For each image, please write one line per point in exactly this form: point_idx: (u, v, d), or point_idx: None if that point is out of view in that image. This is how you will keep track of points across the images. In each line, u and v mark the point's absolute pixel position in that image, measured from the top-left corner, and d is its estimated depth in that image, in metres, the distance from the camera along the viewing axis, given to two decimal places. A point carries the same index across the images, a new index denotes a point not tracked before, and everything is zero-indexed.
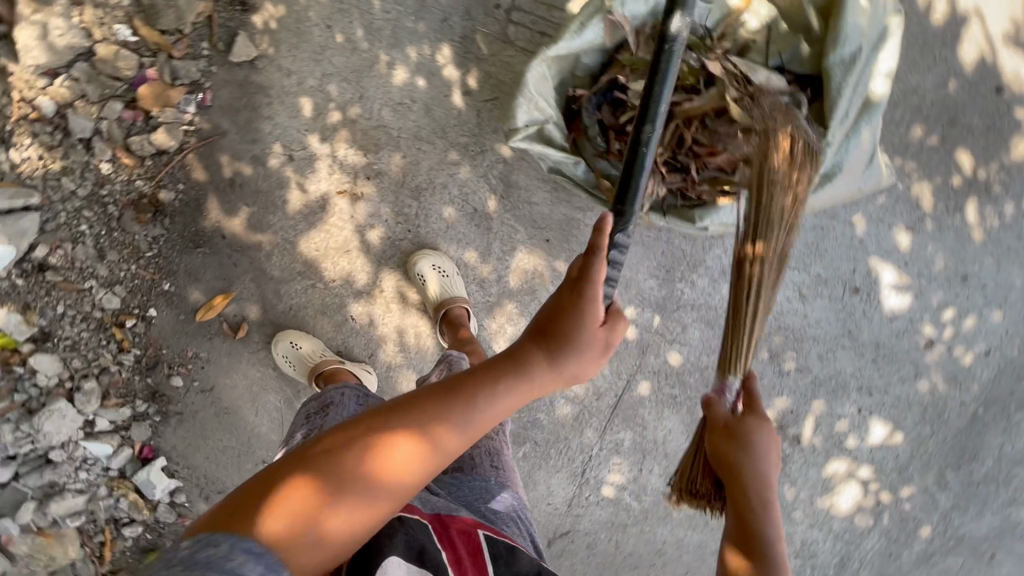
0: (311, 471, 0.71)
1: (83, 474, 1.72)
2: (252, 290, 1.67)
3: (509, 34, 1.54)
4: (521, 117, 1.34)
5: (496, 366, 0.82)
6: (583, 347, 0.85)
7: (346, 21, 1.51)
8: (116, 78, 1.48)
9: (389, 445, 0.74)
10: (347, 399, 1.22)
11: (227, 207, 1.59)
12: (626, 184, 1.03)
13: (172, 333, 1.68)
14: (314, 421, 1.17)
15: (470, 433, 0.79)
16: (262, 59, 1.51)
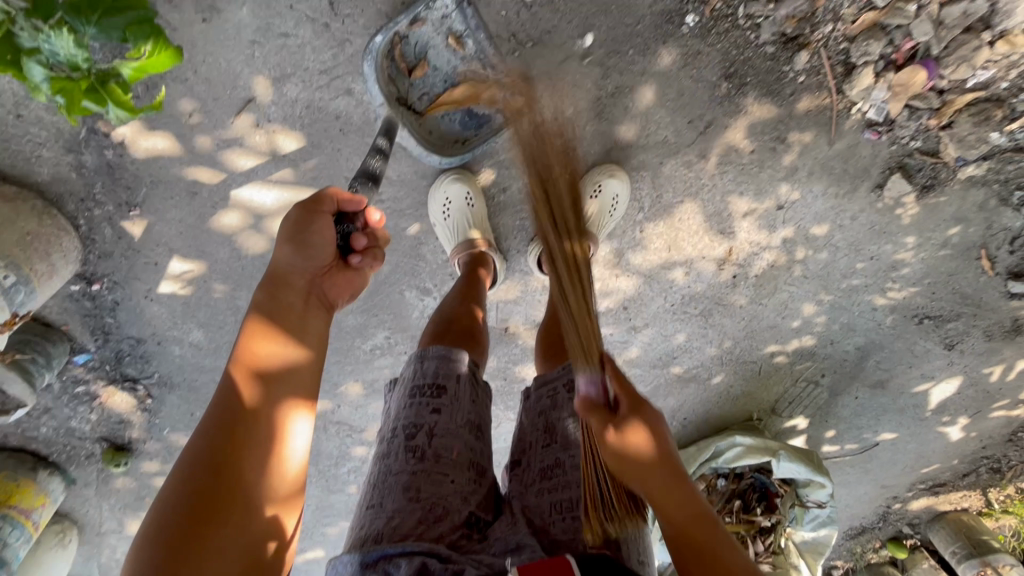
0: (218, 452, 0.73)
1: None
2: (653, 130, 1.30)
3: (801, 383, 1.85)
4: (791, 463, 1.65)
5: (282, 282, 0.86)
6: (321, 216, 0.87)
7: (870, 271, 1.59)
8: (942, 35, 1.21)
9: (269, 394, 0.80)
10: (462, 392, 0.88)
11: (755, 126, 1.31)
12: (465, 275, 1.27)
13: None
14: (414, 413, 0.84)
15: (307, 315, 0.86)
16: (879, 195, 1.44)
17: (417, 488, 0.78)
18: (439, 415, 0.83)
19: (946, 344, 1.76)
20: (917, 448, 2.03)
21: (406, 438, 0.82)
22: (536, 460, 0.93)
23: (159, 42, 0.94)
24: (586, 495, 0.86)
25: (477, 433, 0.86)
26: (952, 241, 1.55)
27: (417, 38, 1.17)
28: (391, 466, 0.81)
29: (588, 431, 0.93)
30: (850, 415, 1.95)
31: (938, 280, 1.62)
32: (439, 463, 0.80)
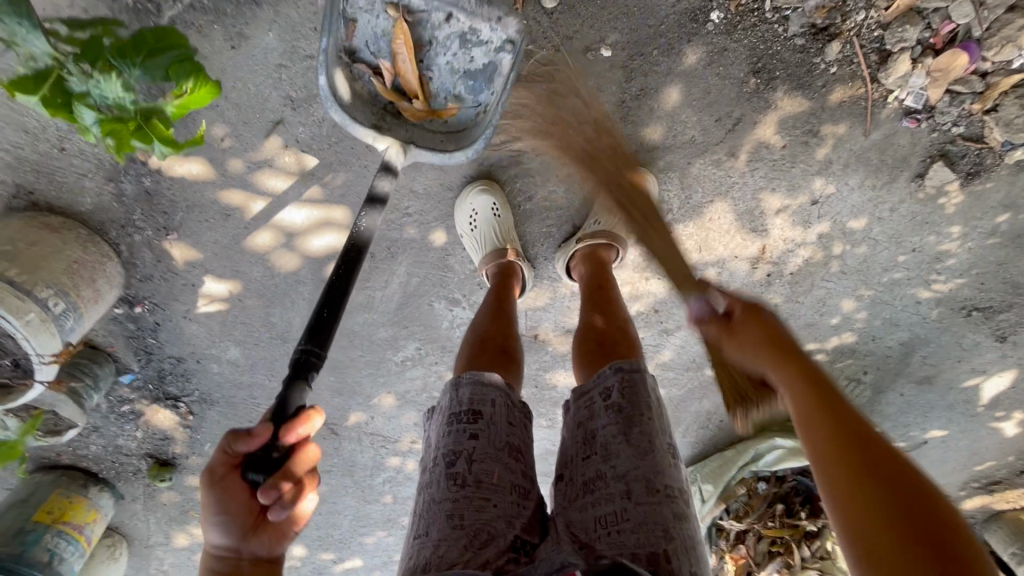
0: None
1: None
2: (680, 131, 1.27)
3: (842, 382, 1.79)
4: None
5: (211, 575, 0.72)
6: (228, 474, 0.74)
7: (912, 263, 1.53)
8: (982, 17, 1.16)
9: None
10: (498, 414, 0.87)
11: (786, 121, 1.27)
12: (495, 288, 1.28)
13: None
14: (454, 439, 0.84)
15: None
16: (919, 185, 1.38)
17: (460, 516, 0.77)
18: (476, 441, 0.83)
19: (996, 336, 1.68)
20: (969, 446, 1.94)
21: (446, 465, 0.82)
22: (578, 474, 0.92)
23: (199, 78, 0.97)
24: (631, 509, 0.85)
25: (516, 455, 0.85)
26: (1000, 229, 1.48)
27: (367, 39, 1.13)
28: (435, 495, 0.81)
29: (629, 439, 0.91)
30: (896, 413, 1.88)
31: (987, 270, 1.55)
32: (480, 489, 0.80)
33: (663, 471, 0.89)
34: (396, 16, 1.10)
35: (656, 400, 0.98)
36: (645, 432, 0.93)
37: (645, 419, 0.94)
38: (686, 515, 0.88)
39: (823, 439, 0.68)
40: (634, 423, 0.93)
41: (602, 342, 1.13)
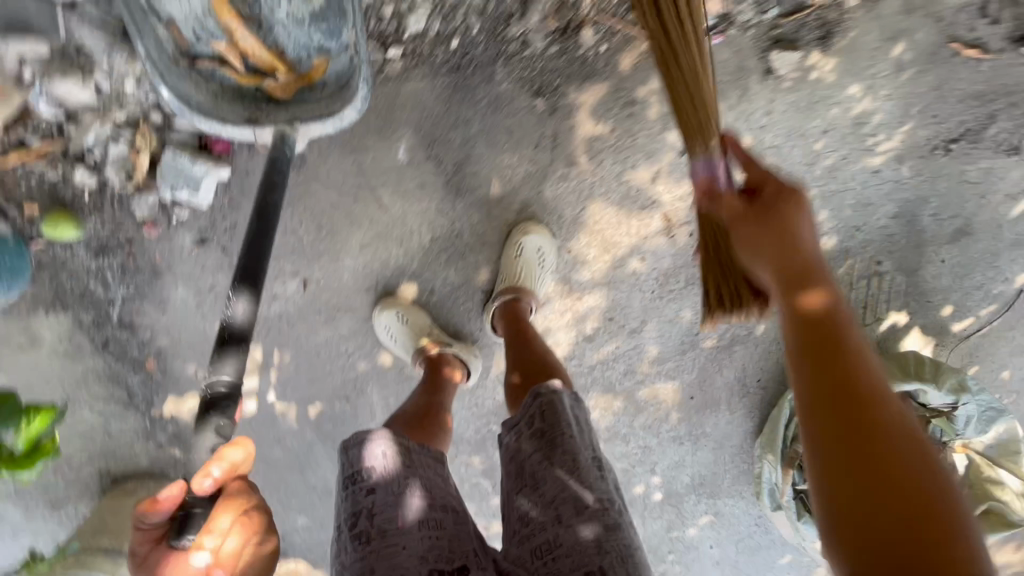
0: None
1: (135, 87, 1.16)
2: (513, 173, 1.34)
3: (860, 282, 1.59)
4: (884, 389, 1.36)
5: None
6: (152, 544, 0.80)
7: (836, 144, 1.38)
8: None
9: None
10: (392, 460, 0.93)
11: (600, 108, 1.28)
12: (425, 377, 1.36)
13: (377, 106, 1.26)
14: (353, 501, 0.91)
15: None
16: (776, 78, 1.29)
17: (371, 572, 0.84)
18: (374, 495, 0.90)
19: (1005, 150, 1.42)
20: None
21: (351, 528, 0.89)
22: (512, 506, 0.94)
23: (37, 409, 1.15)
24: (560, 533, 0.87)
25: (419, 492, 0.91)
26: (907, 60, 1.30)
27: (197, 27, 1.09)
28: (346, 560, 0.88)
29: (553, 462, 0.93)
30: (952, 279, 1.62)
31: (927, 102, 1.35)
32: (387, 539, 0.86)
33: (591, 486, 0.90)
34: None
35: (581, 420, 0.99)
36: (569, 450, 0.93)
37: (569, 437, 0.95)
38: (622, 523, 0.89)
39: (822, 497, 0.62)
40: (556, 444, 0.94)
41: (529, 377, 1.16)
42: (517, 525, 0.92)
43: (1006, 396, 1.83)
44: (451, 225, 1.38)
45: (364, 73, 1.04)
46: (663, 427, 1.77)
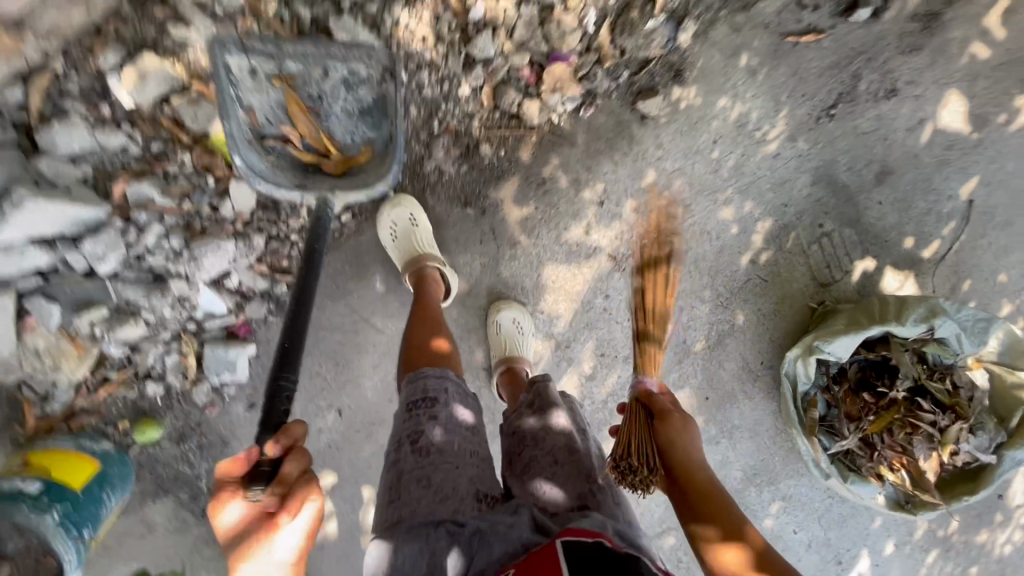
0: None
1: (167, 311, 1.42)
2: (471, 267, 1.59)
3: (812, 247, 1.71)
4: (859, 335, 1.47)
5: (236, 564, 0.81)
6: (226, 495, 0.80)
7: (730, 148, 1.58)
8: (546, 42, 1.37)
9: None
10: (453, 395, 1.09)
11: (519, 194, 1.54)
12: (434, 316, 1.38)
13: (348, 258, 1.55)
14: (416, 420, 1.03)
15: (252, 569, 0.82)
16: (652, 120, 1.51)
17: (425, 479, 0.96)
18: (437, 420, 1.03)
19: (883, 96, 1.58)
20: (1020, 160, 1.70)
21: (411, 443, 1.01)
22: (517, 448, 1.09)
23: None
24: (558, 468, 1.03)
25: (470, 428, 1.06)
26: (756, 65, 1.51)
27: (263, 112, 1.26)
28: (401, 465, 0.99)
29: (545, 422, 1.11)
30: (898, 215, 1.72)
31: (791, 87, 1.54)
32: (444, 455, 0.99)
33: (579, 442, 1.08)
34: (283, 84, 1.24)
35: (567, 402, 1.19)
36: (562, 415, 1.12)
37: (556, 400, 1.15)
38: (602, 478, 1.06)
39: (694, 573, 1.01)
40: (547, 407, 1.14)
41: None
42: (523, 456, 1.07)
43: (1012, 296, 1.84)
44: None
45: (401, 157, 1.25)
46: None
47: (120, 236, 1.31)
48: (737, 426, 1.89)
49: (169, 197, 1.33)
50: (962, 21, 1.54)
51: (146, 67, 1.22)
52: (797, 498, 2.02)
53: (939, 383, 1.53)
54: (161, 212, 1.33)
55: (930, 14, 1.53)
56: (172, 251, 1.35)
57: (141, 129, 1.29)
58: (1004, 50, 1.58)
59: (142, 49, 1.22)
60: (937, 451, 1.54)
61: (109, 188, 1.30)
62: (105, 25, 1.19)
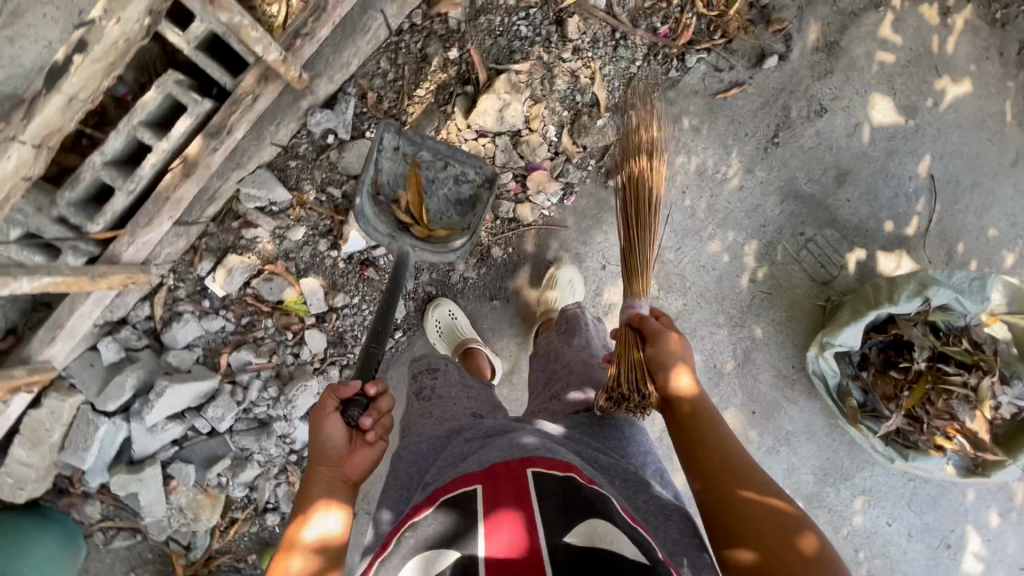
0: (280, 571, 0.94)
1: (273, 449, 1.69)
2: (509, 349, 1.84)
3: (801, 253, 1.89)
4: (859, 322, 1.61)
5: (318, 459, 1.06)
6: (330, 413, 1.06)
7: (698, 193, 1.83)
8: (522, 158, 1.70)
9: (294, 537, 0.99)
10: (450, 369, 1.38)
11: (533, 278, 1.81)
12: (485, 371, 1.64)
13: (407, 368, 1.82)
14: (419, 382, 1.35)
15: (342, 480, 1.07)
16: (626, 190, 1.79)
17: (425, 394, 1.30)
18: (435, 375, 1.35)
19: (816, 116, 1.83)
20: (963, 129, 1.89)
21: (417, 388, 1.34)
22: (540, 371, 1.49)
23: None
24: (573, 376, 1.41)
25: (468, 384, 1.37)
26: (697, 124, 1.80)
27: (388, 180, 1.55)
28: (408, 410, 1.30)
29: (572, 345, 1.49)
30: (869, 205, 1.90)
31: (733, 132, 1.81)
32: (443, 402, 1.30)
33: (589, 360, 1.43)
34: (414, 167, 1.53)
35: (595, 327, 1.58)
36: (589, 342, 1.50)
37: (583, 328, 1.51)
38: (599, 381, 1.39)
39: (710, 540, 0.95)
40: (576, 331, 1.50)
41: None
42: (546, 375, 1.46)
43: (1007, 246, 1.95)
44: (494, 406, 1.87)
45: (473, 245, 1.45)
46: (750, 448, 1.98)
47: (230, 397, 1.62)
48: (792, 432, 1.98)
49: (262, 356, 1.66)
50: (860, 40, 1.81)
51: (233, 266, 1.59)
52: (877, 488, 2.05)
53: (956, 345, 1.63)
54: (257, 369, 1.65)
55: (831, 44, 1.80)
56: (271, 399, 1.65)
57: (233, 311, 1.64)
58: (906, 51, 1.83)
59: (226, 253, 1.60)
60: (982, 408, 1.61)
61: (217, 361, 1.64)
62: (198, 244, 1.58)
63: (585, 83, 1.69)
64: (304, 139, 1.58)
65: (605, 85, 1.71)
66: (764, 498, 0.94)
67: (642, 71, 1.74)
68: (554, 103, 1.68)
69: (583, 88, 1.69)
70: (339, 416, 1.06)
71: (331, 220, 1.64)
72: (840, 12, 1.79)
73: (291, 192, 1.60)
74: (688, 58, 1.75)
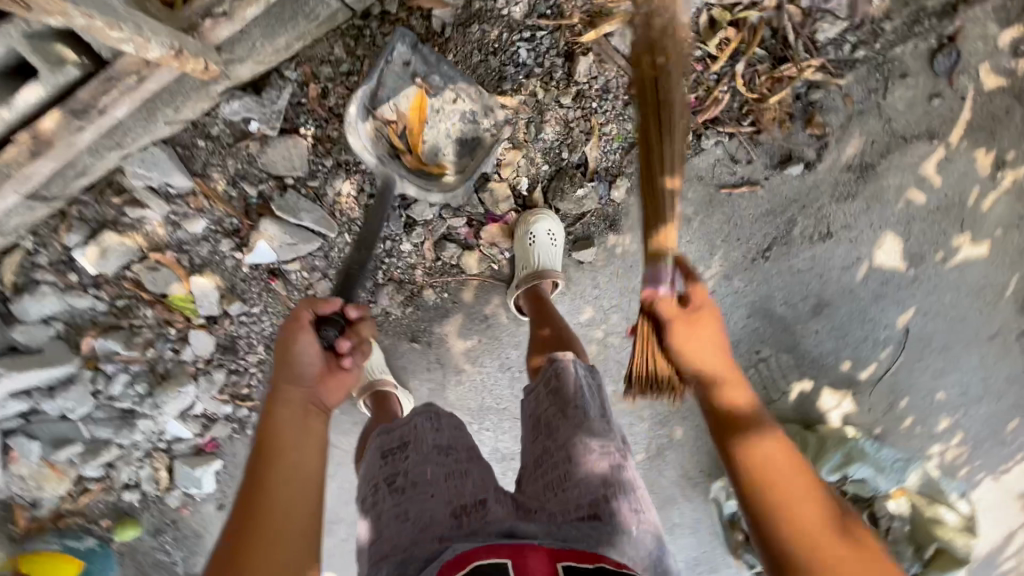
0: (247, 522, 0.80)
1: (138, 436, 1.54)
2: (419, 392, 1.69)
3: (749, 370, 1.78)
4: None
5: (282, 402, 0.94)
6: (305, 327, 0.98)
7: None
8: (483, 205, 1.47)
9: (256, 485, 0.84)
10: (423, 433, 0.93)
11: (462, 329, 1.63)
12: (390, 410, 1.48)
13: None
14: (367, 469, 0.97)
15: (307, 421, 0.94)
16: (589, 264, 1.59)
17: (403, 511, 0.85)
18: (407, 458, 0.91)
19: (819, 239, 1.63)
20: (958, 291, 1.74)
21: (388, 484, 0.89)
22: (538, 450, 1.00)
23: None
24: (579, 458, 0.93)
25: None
26: (690, 213, 1.57)
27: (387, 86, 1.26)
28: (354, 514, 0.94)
29: (572, 417, 0.99)
30: (834, 342, 1.77)
31: (725, 232, 1.60)
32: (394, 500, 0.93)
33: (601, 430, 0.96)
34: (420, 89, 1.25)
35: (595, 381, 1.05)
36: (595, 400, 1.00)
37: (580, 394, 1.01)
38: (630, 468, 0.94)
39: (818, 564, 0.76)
40: (569, 399, 1.01)
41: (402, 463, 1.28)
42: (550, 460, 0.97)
43: (949, 411, 1.89)
44: None
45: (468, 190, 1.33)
46: None
47: (89, 384, 1.44)
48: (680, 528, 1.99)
49: (133, 349, 1.44)
50: (897, 170, 1.57)
51: (109, 245, 1.34)
52: None
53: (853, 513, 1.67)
54: (126, 361, 1.45)
55: (866, 165, 1.56)
56: (137, 394, 1.47)
57: (106, 291, 1.40)
58: (940, 195, 1.61)
59: (103, 228, 1.33)
60: None
61: (78, 342, 1.42)
62: (67, 211, 1.31)
63: (578, 140, 1.41)
64: (222, 121, 1.29)
65: (601, 146, 1.43)
66: (826, 504, 0.80)
67: None
68: (534, 154, 1.42)
69: (574, 144, 1.42)
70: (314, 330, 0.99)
71: (238, 221, 1.36)
72: (891, 132, 1.52)
73: (193, 177, 1.32)
74: (704, 139, 1.48)
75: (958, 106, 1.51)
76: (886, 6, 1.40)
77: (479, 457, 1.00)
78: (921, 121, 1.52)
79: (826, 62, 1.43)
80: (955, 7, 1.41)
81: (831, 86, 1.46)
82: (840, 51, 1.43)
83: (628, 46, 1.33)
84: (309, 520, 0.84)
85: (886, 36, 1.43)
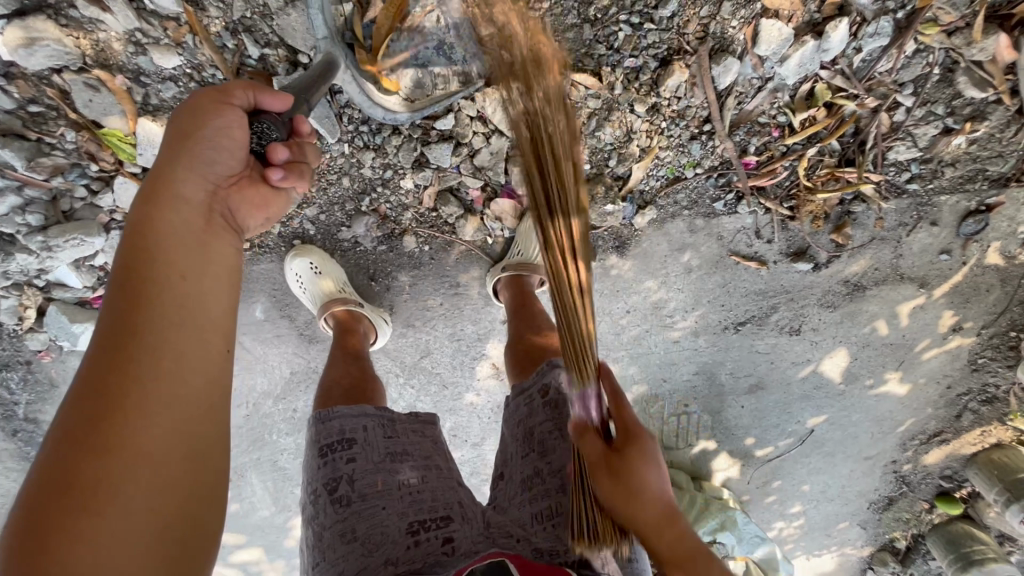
0: (126, 344, 0.67)
1: (12, 266, 1.24)
2: None
3: (671, 419, 1.83)
4: None
5: (173, 189, 0.77)
6: (235, 111, 0.79)
7: (640, 320, 1.60)
8: (506, 176, 1.32)
9: (137, 296, 0.71)
10: (374, 437, 1.04)
11: (429, 287, 1.48)
12: (352, 332, 1.37)
13: None
14: (332, 468, 0.99)
15: (208, 231, 0.78)
16: None
17: (352, 531, 0.94)
18: (354, 463, 1.00)
19: (787, 331, 1.68)
20: (866, 416, 1.90)
21: (331, 493, 0.97)
22: (518, 469, 1.05)
23: None
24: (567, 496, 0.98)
25: (396, 460, 1.02)
26: (694, 265, 1.52)
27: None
28: (324, 522, 0.96)
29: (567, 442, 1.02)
30: (752, 419, 1.88)
31: (715, 294, 1.58)
32: (365, 502, 0.96)
33: None
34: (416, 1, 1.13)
35: None
36: None
37: None
38: None
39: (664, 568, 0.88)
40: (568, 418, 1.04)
41: (350, 388, 1.19)
42: (528, 484, 1.02)
43: (811, 505, 2.10)
44: (307, 364, 1.60)
45: (415, 118, 1.21)
46: None
47: None
48: None
49: (35, 171, 1.15)
50: (880, 300, 1.63)
51: (40, 37, 1.03)
52: None
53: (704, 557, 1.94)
54: (23, 180, 1.16)
55: (859, 285, 1.60)
56: (26, 224, 1.19)
57: (15, 86, 1.08)
58: (899, 334, 1.71)
59: (38, 11, 1.02)
60: None
61: None
62: None
63: (631, 153, 1.33)
64: None
65: (649, 167, 1.35)
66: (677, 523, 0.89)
67: (693, 181, 1.39)
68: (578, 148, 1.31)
69: (624, 155, 1.33)
70: (245, 115, 0.80)
71: (223, 78, 1.12)
72: (894, 266, 1.57)
73: (184, 2, 1.05)
74: (744, 203, 1.43)
75: (956, 268, 1.58)
76: (958, 154, 1.39)
77: (434, 452, 1.08)
78: (922, 267, 1.57)
79: (881, 181, 1.41)
80: (1009, 182, 1.43)
81: (873, 204, 1.45)
82: (898, 176, 1.41)
83: (724, 85, 1.26)
84: (214, 363, 0.73)
85: (941, 180, 1.43)
